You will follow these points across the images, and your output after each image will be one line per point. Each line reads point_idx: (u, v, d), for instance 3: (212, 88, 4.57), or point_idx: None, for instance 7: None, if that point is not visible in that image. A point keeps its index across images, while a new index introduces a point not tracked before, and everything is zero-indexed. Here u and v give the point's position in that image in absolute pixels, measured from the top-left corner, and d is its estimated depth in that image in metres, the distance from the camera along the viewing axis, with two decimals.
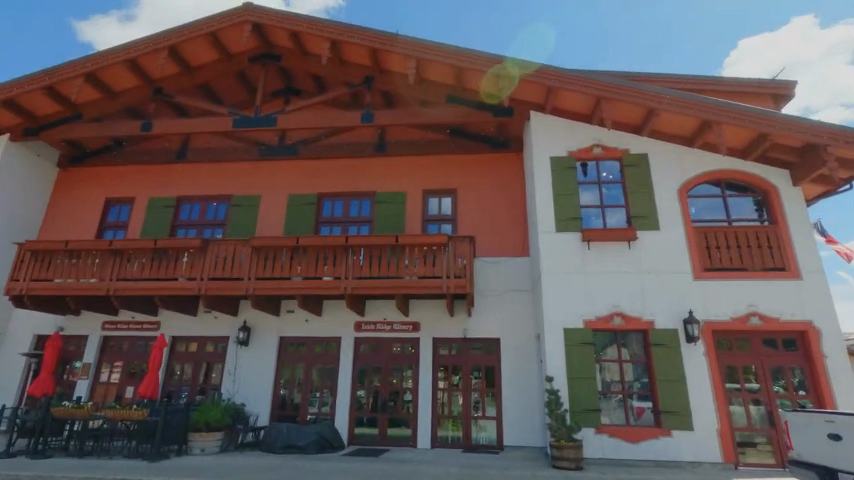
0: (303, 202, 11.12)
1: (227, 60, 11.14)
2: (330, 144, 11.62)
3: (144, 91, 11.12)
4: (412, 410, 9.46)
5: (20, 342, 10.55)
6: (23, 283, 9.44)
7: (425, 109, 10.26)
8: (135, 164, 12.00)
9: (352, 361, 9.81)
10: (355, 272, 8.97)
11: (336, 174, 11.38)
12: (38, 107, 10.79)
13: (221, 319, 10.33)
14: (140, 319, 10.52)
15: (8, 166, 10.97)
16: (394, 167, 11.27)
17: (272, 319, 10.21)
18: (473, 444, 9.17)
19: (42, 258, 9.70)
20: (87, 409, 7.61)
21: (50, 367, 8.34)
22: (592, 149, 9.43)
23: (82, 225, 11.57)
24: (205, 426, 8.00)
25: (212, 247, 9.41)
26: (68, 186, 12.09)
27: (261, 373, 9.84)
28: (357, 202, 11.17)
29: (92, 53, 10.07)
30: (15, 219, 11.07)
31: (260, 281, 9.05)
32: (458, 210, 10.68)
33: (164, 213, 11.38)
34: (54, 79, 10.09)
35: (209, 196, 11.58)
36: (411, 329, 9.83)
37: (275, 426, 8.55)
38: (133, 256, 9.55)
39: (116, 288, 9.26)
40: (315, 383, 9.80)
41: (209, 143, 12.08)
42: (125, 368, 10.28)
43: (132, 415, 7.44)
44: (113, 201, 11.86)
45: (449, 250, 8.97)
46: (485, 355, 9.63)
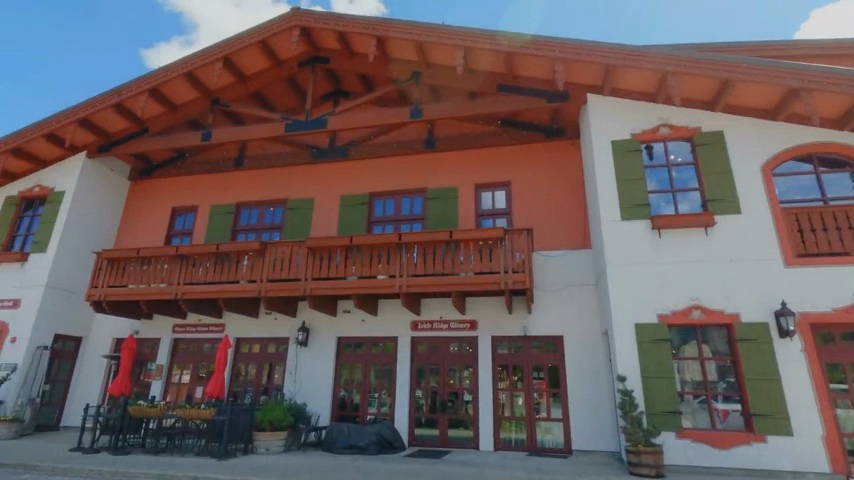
0: (355, 202, 11.12)
1: (278, 67, 11.37)
2: (380, 143, 11.57)
3: (203, 103, 11.58)
4: (473, 411, 9.15)
5: (101, 345, 11.28)
6: (101, 289, 10.06)
7: (474, 101, 9.94)
8: (197, 174, 12.55)
9: (409, 360, 9.65)
10: (409, 270, 8.81)
11: (386, 173, 11.31)
12: (109, 124, 11.51)
13: (281, 321, 10.52)
14: (206, 321, 10.92)
15: (86, 182, 11.78)
16: (444, 162, 11.02)
17: (329, 320, 10.27)
18: (538, 448, 8.72)
19: (117, 265, 10.30)
20: (160, 408, 7.93)
21: (127, 367, 8.75)
22: (659, 129, 8.70)
23: (152, 234, 12.23)
24: (269, 426, 8.11)
25: (269, 249, 9.59)
26: (138, 198, 12.83)
27: (321, 373, 9.91)
28: (408, 200, 11.03)
29: (155, 69, 10.59)
30: (94, 230, 11.87)
31: (316, 281, 9.10)
32: (513, 203, 10.26)
33: (224, 219, 11.79)
34: (122, 96, 10.71)
35: (266, 201, 11.87)
36: (468, 328, 9.53)
37: (336, 425, 8.52)
38: (198, 260, 9.93)
39: (184, 292, 9.65)
40: (373, 383, 9.73)
41: (264, 149, 12.40)
42: (194, 369, 10.71)
43: (200, 414, 7.65)
44: (179, 210, 12.45)
45: (506, 244, 8.58)
46: (548, 354, 9.15)
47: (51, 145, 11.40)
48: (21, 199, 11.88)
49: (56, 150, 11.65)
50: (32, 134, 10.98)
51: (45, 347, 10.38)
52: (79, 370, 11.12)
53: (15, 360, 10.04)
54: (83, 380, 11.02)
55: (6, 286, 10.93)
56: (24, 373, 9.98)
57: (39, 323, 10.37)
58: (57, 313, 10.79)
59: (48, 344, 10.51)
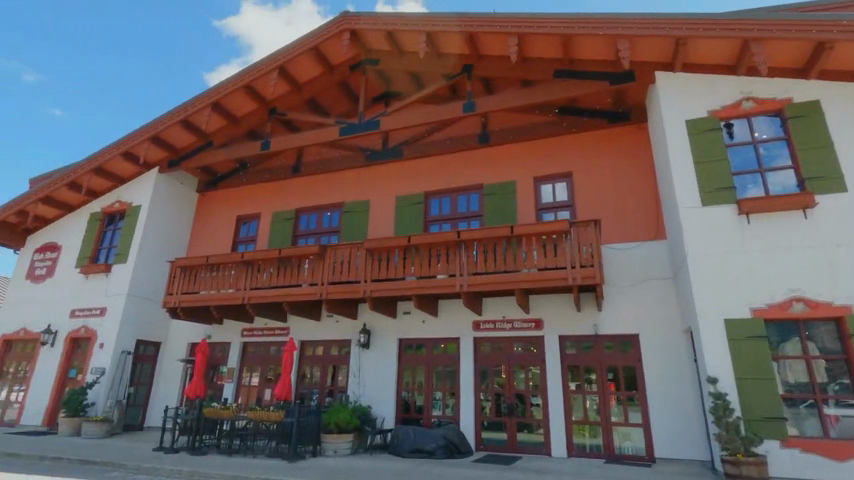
0: (411, 202, 10.98)
1: (330, 73, 11.49)
2: (433, 140, 11.38)
3: (261, 113, 11.93)
4: (543, 415, 8.69)
5: (178, 349, 11.89)
6: (176, 296, 10.57)
7: (530, 89, 9.50)
8: (258, 182, 12.96)
9: (473, 362, 9.35)
10: (470, 268, 8.52)
11: (441, 171, 11.09)
12: (177, 140, 12.14)
13: (342, 323, 10.58)
14: (272, 325, 11.20)
15: (159, 195, 12.49)
16: (500, 156, 10.64)
17: (390, 322, 10.18)
18: (617, 455, 8.12)
19: (189, 272, 10.80)
20: (231, 410, 8.16)
21: (201, 370, 9.10)
22: (741, 104, 7.87)
23: (220, 242, 12.77)
24: (336, 428, 8.07)
25: (329, 252, 9.65)
26: (206, 208, 13.45)
27: (384, 375, 9.83)
28: (465, 197, 10.74)
29: (216, 84, 11.03)
30: (167, 241, 12.56)
31: (376, 283, 9.03)
32: (576, 195, 9.69)
33: (285, 225, 12.07)
34: (188, 112, 11.25)
35: (323, 205, 12.03)
36: (534, 327, 9.09)
37: (402, 428, 8.37)
38: (262, 266, 10.19)
39: (250, 297, 9.93)
40: (437, 385, 9.52)
41: (319, 155, 12.59)
42: (262, 371, 11.00)
43: (270, 416, 7.76)
44: (243, 218, 12.91)
45: (572, 238, 8.07)
46: (622, 353, 8.53)
47: (128, 162, 12.20)
48: (104, 215, 12.79)
49: (132, 167, 12.45)
50: (111, 153, 11.79)
51: (128, 352, 11.06)
52: (159, 373, 11.77)
53: (104, 364, 10.77)
54: (163, 382, 11.66)
55: (94, 295, 11.78)
56: (112, 376, 10.69)
57: (123, 329, 11.07)
58: (138, 320, 11.49)
59: (131, 349, 11.20)
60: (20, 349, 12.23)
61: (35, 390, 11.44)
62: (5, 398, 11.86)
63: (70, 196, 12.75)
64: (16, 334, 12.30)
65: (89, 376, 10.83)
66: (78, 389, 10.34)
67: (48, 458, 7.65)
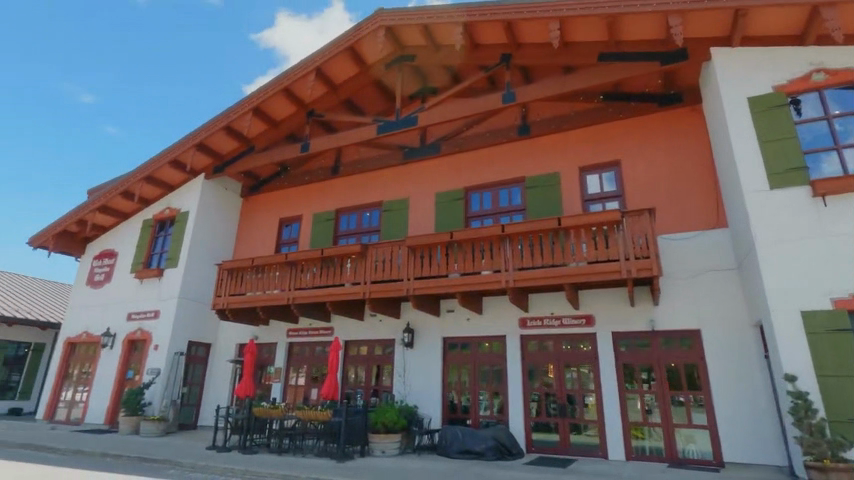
0: (451, 198, 10.78)
1: (366, 71, 11.46)
2: (472, 135, 11.14)
3: (300, 115, 12.07)
4: (598, 415, 8.28)
5: (227, 351, 12.18)
6: (224, 298, 10.81)
7: (573, 75, 9.10)
8: (299, 185, 13.13)
9: (521, 360, 9.04)
10: (515, 263, 8.22)
11: (481, 165, 10.82)
12: (221, 146, 12.45)
13: (385, 322, 10.51)
14: (316, 325, 11.27)
15: (206, 201, 12.86)
16: (543, 146, 10.26)
17: (433, 320, 10.01)
18: (681, 459, 7.60)
19: (236, 274, 11.02)
20: (280, 409, 8.22)
21: (250, 370, 9.23)
22: (811, 76, 7.21)
23: (264, 245, 13.01)
24: (383, 428, 7.95)
25: (370, 251, 9.59)
26: (250, 212, 13.75)
27: (429, 375, 9.67)
28: (506, 191, 10.44)
29: (256, 89, 11.22)
30: (214, 245, 12.92)
31: (419, 280, 8.88)
32: (626, 184, 9.20)
33: (326, 225, 12.15)
34: (230, 118, 11.51)
35: (363, 205, 12.02)
36: (584, 323, 8.68)
37: (450, 429, 8.17)
38: (305, 266, 10.26)
39: (295, 297, 10.02)
40: (484, 385, 9.26)
41: (358, 155, 12.60)
42: (308, 371, 11.09)
43: (318, 416, 7.73)
44: (285, 221, 13.10)
45: (624, 228, 7.63)
46: (683, 350, 7.99)
47: (176, 170, 12.63)
48: (155, 221, 13.31)
49: (180, 174, 12.88)
50: (160, 162, 12.24)
51: (181, 353, 11.42)
52: (210, 373, 12.10)
53: (158, 364, 11.15)
54: (214, 382, 11.97)
55: (148, 299, 12.24)
56: (166, 377, 11.05)
57: (175, 331, 11.45)
58: (190, 322, 11.86)
59: (183, 350, 11.55)
60: (83, 351, 12.89)
61: (97, 390, 12.01)
62: (71, 398, 12.52)
63: (124, 204, 13.35)
64: (79, 337, 12.96)
65: (146, 376, 11.25)
66: (136, 389, 10.75)
67: (110, 456, 7.95)
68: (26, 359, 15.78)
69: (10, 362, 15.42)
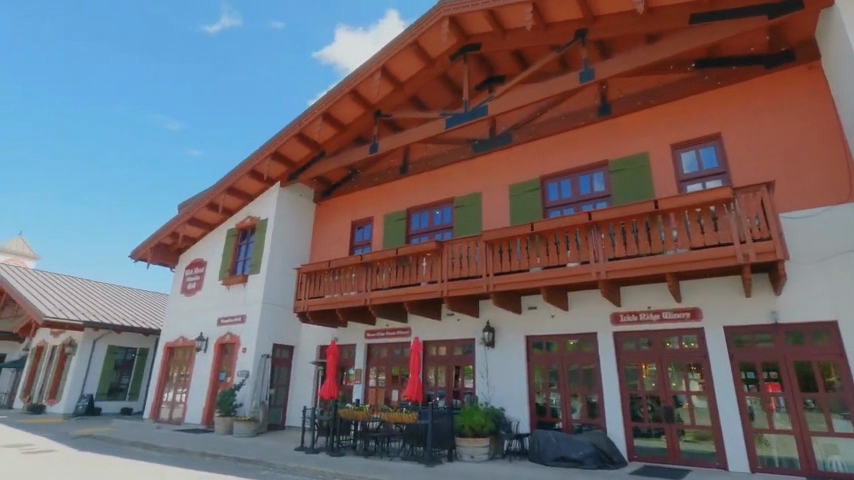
0: (527, 188, 10.21)
1: (431, 66, 11.20)
2: (545, 120, 10.49)
3: (367, 117, 12.10)
4: (711, 420, 7.35)
5: (309, 353, 12.44)
6: (304, 300, 11.02)
7: (661, 43, 8.23)
8: (369, 186, 13.16)
9: (615, 359, 8.29)
10: (606, 253, 7.52)
11: (557, 151, 10.13)
12: (294, 154, 12.79)
13: (464, 321, 10.16)
14: (394, 326, 11.18)
15: (282, 208, 13.27)
16: (627, 126, 9.41)
17: (515, 318, 9.51)
18: (821, 473, 6.51)
19: (314, 277, 11.21)
20: (366, 411, 8.08)
21: (333, 371, 9.24)
22: None
23: (339, 248, 13.18)
24: (471, 431, 7.54)
25: (446, 248, 9.28)
26: (323, 216, 14.02)
27: (514, 375, 9.16)
28: (587, 177, 9.66)
29: (325, 94, 11.39)
30: (292, 250, 13.30)
31: (499, 276, 8.42)
32: (730, 159, 8.15)
33: (398, 225, 12.05)
34: (302, 125, 11.77)
35: (434, 202, 11.76)
36: (689, 317, 7.79)
37: (542, 433, 7.61)
38: (381, 267, 10.18)
39: (372, 298, 9.96)
40: (574, 386, 8.59)
41: (426, 152, 12.37)
42: (388, 373, 11.00)
43: (403, 418, 7.50)
44: (357, 223, 13.19)
45: (736, 208, 6.70)
46: (815, 346, 6.87)
47: (254, 180, 13.15)
48: (238, 230, 13.95)
49: (258, 184, 13.41)
50: (240, 173, 12.81)
51: (267, 355, 11.81)
52: (294, 375, 12.41)
53: (247, 367, 11.61)
54: (298, 384, 12.27)
55: (235, 304, 12.82)
56: (255, 379, 11.47)
57: (261, 335, 11.86)
58: (273, 325, 12.25)
59: (269, 353, 11.94)
60: (181, 355, 13.78)
61: (194, 391, 12.75)
62: (172, 398, 13.42)
63: (210, 216, 14.14)
64: (177, 342, 13.88)
65: (236, 378, 11.74)
66: (228, 391, 11.23)
67: (208, 455, 8.28)
68: (133, 363, 17.25)
69: (120, 366, 16.92)
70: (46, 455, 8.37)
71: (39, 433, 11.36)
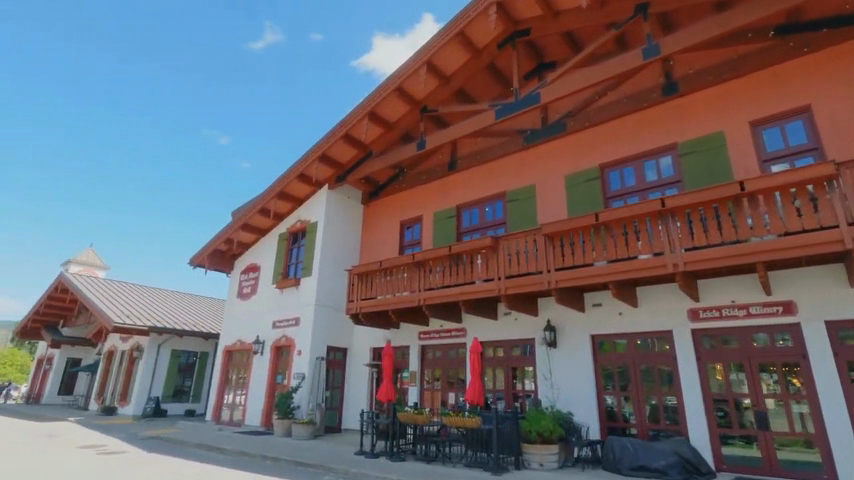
0: (585, 178, 9.62)
1: (477, 56, 10.82)
2: (603, 105, 9.85)
3: (414, 114, 11.89)
4: (814, 428, 6.52)
5: (363, 355, 12.33)
6: (356, 302, 10.90)
7: (736, 9, 7.47)
8: (417, 185, 12.94)
9: (695, 359, 7.60)
10: (682, 243, 6.84)
11: (617, 137, 9.46)
12: (342, 156, 12.78)
13: (522, 321, 9.69)
14: (448, 327, 10.86)
15: (331, 210, 13.27)
16: (697, 104, 8.63)
17: (578, 316, 8.96)
18: None
19: (366, 278, 11.08)
20: (425, 415, 7.81)
21: (390, 374, 9.01)
22: None
23: (388, 249, 13.02)
24: (539, 437, 7.07)
25: (502, 244, 8.85)
26: (372, 217, 13.93)
27: (580, 377, 8.59)
28: (653, 163, 8.96)
29: (370, 93, 11.28)
30: (342, 252, 13.28)
31: (561, 272, 7.90)
32: (823, 133, 7.24)
33: (449, 223, 11.73)
34: (349, 126, 11.72)
35: (485, 198, 11.36)
36: (781, 312, 6.99)
37: (617, 440, 7.05)
38: (433, 266, 9.90)
39: (426, 298, 9.68)
40: (649, 389, 7.95)
41: (474, 146, 11.98)
42: (444, 375, 10.68)
43: (466, 422, 7.14)
44: (406, 223, 12.98)
45: (840, 186, 5.87)
46: None
47: (303, 183, 13.25)
48: (289, 234, 14.10)
49: (307, 187, 13.49)
50: (289, 177, 12.93)
51: (321, 358, 11.80)
52: (349, 377, 12.34)
53: (303, 369, 11.63)
54: (353, 386, 12.18)
55: (289, 307, 12.93)
56: (311, 381, 11.47)
57: (315, 337, 11.87)
58: (327, 328, 12.24)
59: (324, 355, 11.94)
60: (239, 358, 14.07)
61: (253, 394, 12.94)
62: (232, 400, 13.70)
63: (262, 221, 14.40)
64: (235, 345, 14.19)
65: (293, 381, 11.79)
66: (286, 393, 11.28)
67: (269, 458, 8.26)
68: (195, 366, 17.87)
69: (183, 369, 17.57)
70: (118, 456, 8.63)
71: (112, 434, 11.87)
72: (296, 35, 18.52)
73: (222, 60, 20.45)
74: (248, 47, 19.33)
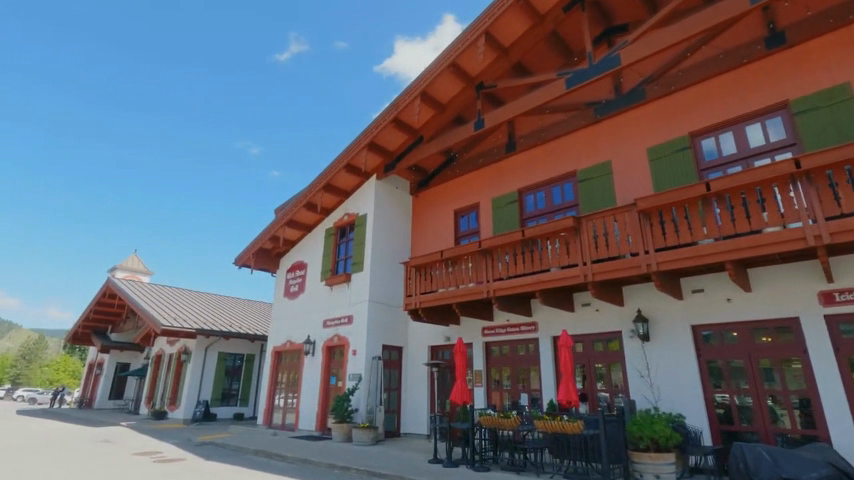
0: (674, 148, 8.51)
1: (538, 24, 9.91)
2: (691, 65, 8.70)
3: (469, 92, 11.01)
4: None
5: (421, 354, 11.53)
6: (416, 297, 10.11)
7: None
8: (471, 170, 12.05)
9: (832, 350, 6.42)
10: (824, 211, 5.67)
11: (712, 99, 8.31)
12: (391, 142, 12.04)
13: (604, 312, 8.65)
14: (516, 321, 9.94)
15: (380, 201, 12.55)
16: (814, 52, 7.38)
17: (674, 304, 7.88)
18: None
19: (424, 272, 10.26)
20: (512, 419, 6.82)
21: (463, 372, 8.08)
22: None
23: (443, 240, 12.16)
24: (652, 444, 6.04)
25: (585, 225, 7.84)
26: (422, 208, 13.12)
27: (682, 373, 7.51)
28: (758, 125, 7.80)
29: (423, 71, 10.47)
30: (394, 245, 12.56)
31: (663, 253, 6.82)
32: None
33: (510, 209, 10.78)
34: (399, 108, 10.95)
35: (550, 179, 10.34)
36: None
37: (748, 447, 5.97)
38: (501, 254, 8.98)
39: (495, 289, 8.77)
40: (772, 387, 6.83)
41: (535, 125, 10.99)
42: (514, 374, 9.75)
43: (566, 428, 6.16)
44: (460, 212, 12.07)
45: None
46: None
47: (350, 174, 12.58)
48: (336, 229, 13.48)
49: (354, 178, 12.82)
50: (336, 168, 12.27)
51: (378, 357, 11.06)
52: (406, 378, 11.57)
53: (359, 370, 10.91)
54: (412, 388, 11.39)
55: (340, 304, 12.27)
56: (368, 382, 10.75)
57: (370, 336, 11.14)
58: (382, 325, 11.50)
59: (379, 354, 11.21)
60: (289, 359, 13.51)
61: (305, 396, 12.32)
62: (283, 404, 13.12)
63: (308, 217, 13.81)
64: (284, 346, 13.65)
65: (348, 382, 11.09)
66: (343, 396, 10.56)
67: (337, 468, 7.52)
68: (241, 369, 17.49)
69: (230, 372, 17.21)
70: (176, 464, 8.07)
71: (166, 440, 11.44)
72: (325, 47, 18.24)
73: (251, 70, 20.42)
74: (276, 57, 19.23)
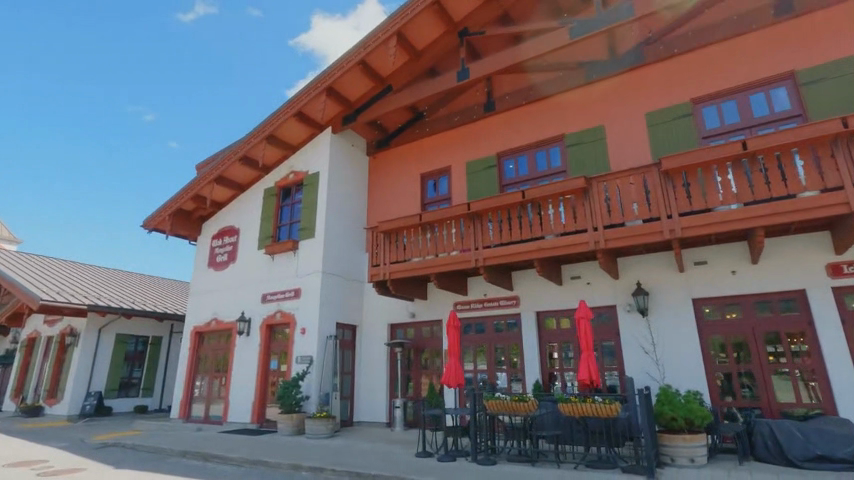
0: (675, 114, 8.05)
1: None
2: (693, 30, 8.31)
3: (449, 38, 9.83)
4: None
5: (378, 333, 10.21)
6: (385, 267, 8.78)
7: None
8: (442, 130, 10.84)
9: (839, 323, 6.31)
10: None
11: (717, 65, 7.94)
12: (353, 90, 10.44)
13: (596, 285, 8.04)
14: (493, 296, 9.01)
15: (335, 159, 10.90)
16: (823, 24, 7.24)
17: (675, 277, 7.45)
18: None
19: (395, 239, 8.92)
20: (529, 402, 5.83)
21: (455, 351, 7.02)
22: None
23: (406, 207, 10.84)
24: (686, 425, 5.48)
25: (595, 186, 7.07)
26: (381, 171, 11.66)
27: (685, 350, 7.11)
28: (761, 95, 7.54)
29: (400, 6, 8.99)
30: (349, 210, 11.01)
31: (689, 218, 6.25)
32: None
33: (488, 173, 9.78)
34: (369, 48, 9.37)
35: (534, 143, 9.49)
36: None
37: (775, 423, 5.62)
38: (492, 218, 7.96)
39: (485, 258, 7.74)
40: (776, 362, 6.63)
41: (518, 84, 10.09)
42: (491, 353, 8.85)
43: (600, 411, 5.33)
44: (427, 176, 10.83)
45: None
46: None
47: (301, 124, 10.74)
48: (279, 189, 11.55)
49: (305, 130, 11.01)
50: (284, 115, 10.35)
51: (332, 336, 9.55)
52: (361, 360, 10.20)
53: (310, 351, 9.32)
54: (368, 372, 10.06)
55: (284, 276, 10.46)
56: (322, 366, 9.23)
57: (324, 311, 9.58)
58: (336, 300, 9.99)
59: (333, 333, 9.69)
60: (215, 340, 11.37)
61: (237, 383, 10.39)
62: (206, 393, 11.01)
63: (242, 173, 11.64)
64: (208, 325, 11.45)
65: (296, 366, 9.46)
66: (291, 382, 8.93)
67: (305, 469, 6.04)
68: (145, 354, 14.71)
69: (131, 358, 14.38)
70: (75, 476, 5.97)
71: (48, 442, 8.89)
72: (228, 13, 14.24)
73: None
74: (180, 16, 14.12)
